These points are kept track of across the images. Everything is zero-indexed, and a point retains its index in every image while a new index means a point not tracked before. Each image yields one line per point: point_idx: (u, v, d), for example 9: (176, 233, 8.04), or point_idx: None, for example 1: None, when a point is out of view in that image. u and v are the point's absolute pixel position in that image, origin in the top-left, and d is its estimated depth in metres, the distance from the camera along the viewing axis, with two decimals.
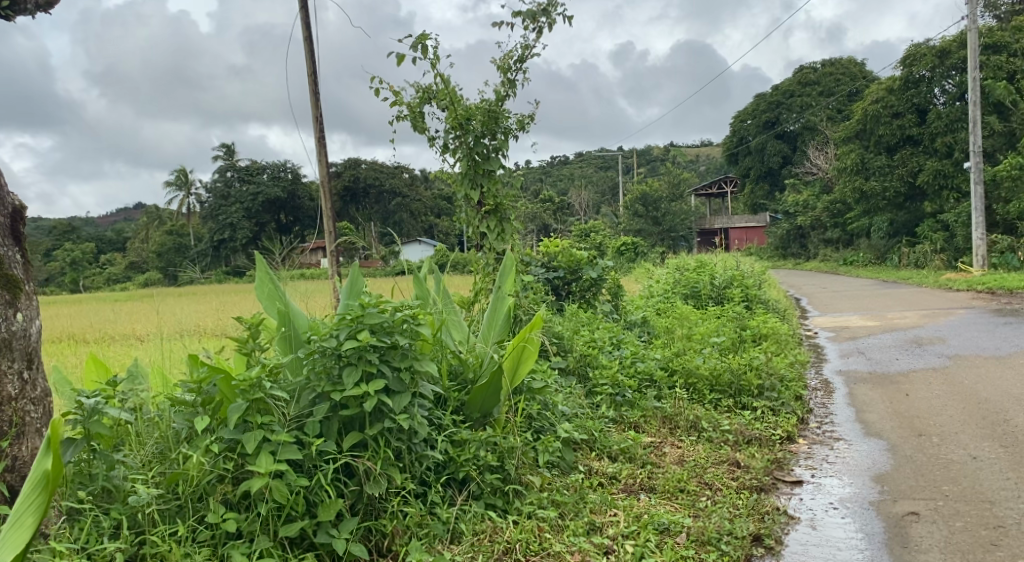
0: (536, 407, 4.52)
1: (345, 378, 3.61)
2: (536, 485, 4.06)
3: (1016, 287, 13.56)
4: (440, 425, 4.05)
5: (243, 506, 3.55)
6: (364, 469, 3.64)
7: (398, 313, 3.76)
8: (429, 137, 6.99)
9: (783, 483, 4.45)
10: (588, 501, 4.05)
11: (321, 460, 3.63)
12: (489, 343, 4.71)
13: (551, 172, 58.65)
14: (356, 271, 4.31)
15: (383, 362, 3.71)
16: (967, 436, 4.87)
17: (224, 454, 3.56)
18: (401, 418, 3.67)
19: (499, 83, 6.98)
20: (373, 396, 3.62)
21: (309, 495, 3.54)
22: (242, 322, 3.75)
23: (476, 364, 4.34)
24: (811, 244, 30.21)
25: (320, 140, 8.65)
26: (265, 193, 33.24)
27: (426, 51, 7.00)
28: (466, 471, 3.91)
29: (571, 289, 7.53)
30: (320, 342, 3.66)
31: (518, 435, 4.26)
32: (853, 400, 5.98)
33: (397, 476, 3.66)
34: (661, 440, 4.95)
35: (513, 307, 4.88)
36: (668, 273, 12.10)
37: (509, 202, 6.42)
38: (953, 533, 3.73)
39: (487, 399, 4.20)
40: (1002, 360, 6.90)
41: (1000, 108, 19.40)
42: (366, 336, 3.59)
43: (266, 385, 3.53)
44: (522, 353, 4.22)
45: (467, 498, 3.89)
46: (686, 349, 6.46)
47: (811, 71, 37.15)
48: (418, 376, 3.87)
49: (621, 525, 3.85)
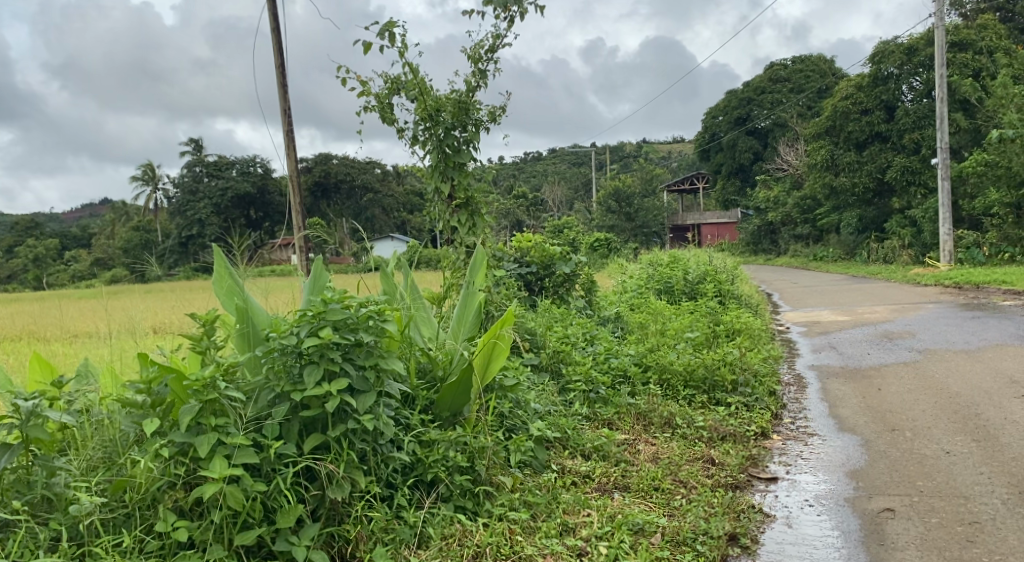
0: (508, 405, 4.43)
1: (306, 378, 3.50)
2: (507, 486, 3.99)
3: (982, 282, 13.75)
4: (407, 425, 3.96)
5: (195, 514, 3.44)
6: (327, 472, 3.54)
7: (364, 308, 3.64)
8: (398, 129, 6.85)
9: (758, 480, 4.42)
10: (561, 502, 3.98)
11: (280, 463, 3.52)
12: (458, 340, 4.61)
13: (524, 168, 58.52)
14: (319, 266, 4.18)
15: (346, 361, 3.60)
16: (940, 431, 4.87)
17: (175, 459, 3.42)
18: (365, 418, 3.57)
19: (470, 73, 6.87)
20: (336, 397, 3.51)
21: (268, 501, 3.44)
22: (195, 319, 3.60)
23: (445, 361, 4.23)
24: (782, 239, 30.43)
25: (289, 134, 8.51)
26: (234, 188, 32.81)
27: (394, 40, 6.86)
28: (435, 472, 3.81)
29: (544, 284, 7.46)
30: (280, 340, 3.55)
31: (489, 434, 4.16)
32: (826, 395, 5.98)
33: (361, 479, 3.57)
34: (635, 437, 4.89)
35: (484, 303, 4.79)
36: (641, 268, 12.10)
37: (480, 196, 6.33)
38: (928, 529, 3.71)
39: (456, 399, 4.11)
40: (972, 354, 6.93)
41: (967, 105, 19.63)
42: (328, 333, 3.48)
43: (221, 386, 3.40)
44: (493, 350, 4.14)
45: (435, 501, 3.79)
46: (660, 344, 6.41)
47: (781, 68, 37.41)
48: (384, 374, 3.77)
49: (594, 526, 3.78)
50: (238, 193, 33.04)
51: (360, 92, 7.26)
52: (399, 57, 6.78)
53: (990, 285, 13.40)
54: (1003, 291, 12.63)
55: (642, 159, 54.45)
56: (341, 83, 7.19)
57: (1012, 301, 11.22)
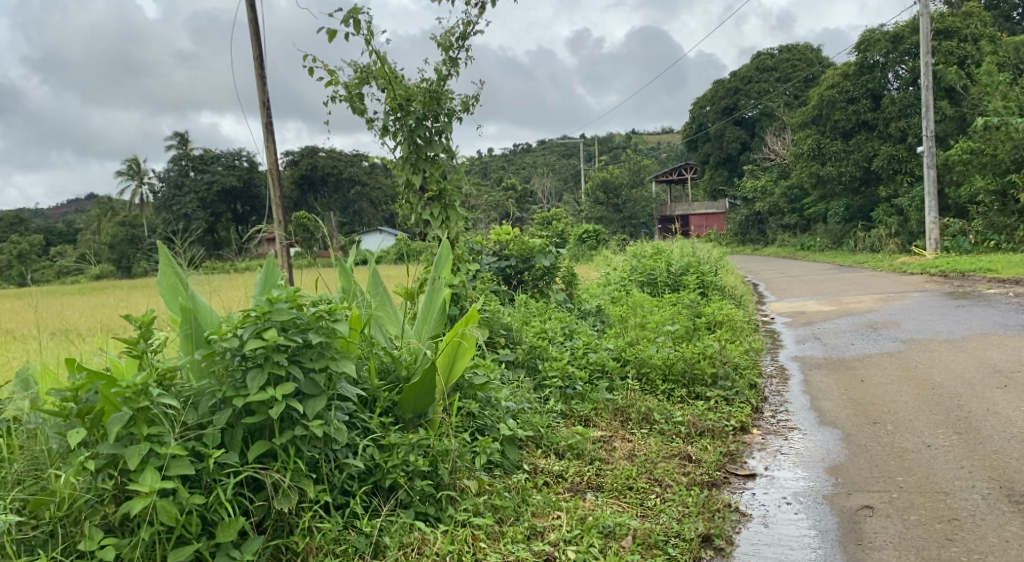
0: (477, 405, 4.35)
1: (250, 383, 3.39)
2: (472, 490, 3.89)
3: (968, 270, 13.73)
4: (366, 429, 3.86)
5: (125, 530, 3.33)
6: (272, 482, 3.45)
7: (314, 309, 3.57)
8: (369, 120, 6.73)
9: (735, 477, 4.35)
10: (530, 505, 3.91)
11: (222, 473, 3.43)
12: (423, 337, 4.51)
13: (512, 161, 58.30)
14: (271, 263, 4.08)
15: (294, 364, 3.51)
16: (921, 423, 4.81)
17: (103, 472, 3.30)
18: (314, 424, 3.48)
19: (441, 62, 6.76)
20: (281, 402, 3.41)
21: (207, 513, 3.35)
22: (131, 321, 3.47)
23: (409, 362, 4.12)
24: (769, 229, 30.42)
25: (268, 126, 8.23)
26: (220, 182, 32.52)
27: (361, 28, 6.72)
28: (393, 478, 3.70)
29: (523, 278, 7.36)
30: (222, 343, 3.44)
31: (454, 436, 4.06)
32: (808, 387, 5.91)
33: (309, 488, 3.47)
34: (612, 434, 4.82)
35: (450, 298, 4.70)
36: (626, 259, 12.02)
37: (453, 187, 6.23)
38: (907, 528, 3.64)
39: (420, 400, 4.02)
40: (956, 343, 6.88)
41: (952, 93, 19.61)
42: (273, 335, 3.38)
43: (154, 393, 3.29)
44: (458, 348, 4.07)
45: (394, 508, 3.69)
46: (639, 338, 6.33)
47: (768, 57, 36.99)
48: (336, 378, 3.68)
49: (563, 530, 3.70)
50: (224, 187, 32.75)
51: (329, 82, 7.14)
52: (367, 46, 6.65)
53: (975, 273, 13.39)
54: (987, 279, 12.62)
55: (629, 150, 54.29)
56: (310, 73, 7.05)
57: (996, 289, 11.22)
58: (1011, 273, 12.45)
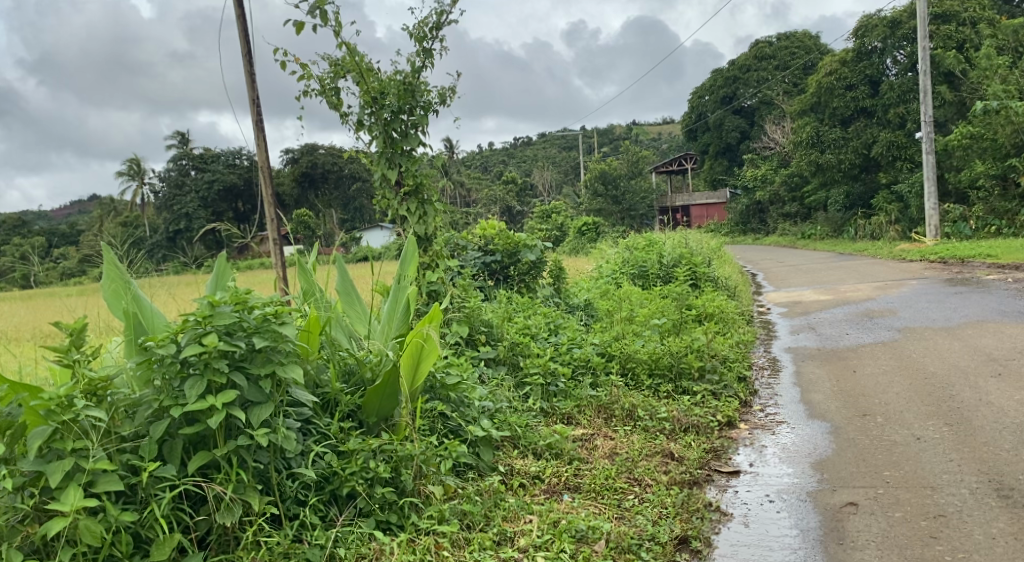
0: (448, 406, 4.31)
1: (188, 391, 3.32)
2: (438, 496, 3.81)
3: (968, 256, 13.62)
4: (324, 435, 3.81)
5: (47, 551, 3.23)
6: (215, 495, 3.38)
7: (259, 311, 3.51)
8: (343, 113, 6.66)
9: (719, 475, 4.28)
10: (503, 508, 3.86)
11: (158, 487, 3.35)
12: (388, 337, 4.45)
13: (512, 155, 58.07)
14: (222, 263, 4.10)
15: (237, 371, 3.45)
16: (912, 415, 4.72)
17: (25, 490, 3.23)
18: (259, 433, 3.42)
19: (414, 53, 6.69)
20: (222, 411, 3.34)
21: (141, 530, 3.29)
22: (61, 327, 3.42)
23: (374, 364, 4.07)
24: (770, 218, 30.24)
25: (259, 125, 7.96)
26: (220, 180, 32.37)
27: (330, 19, 6.63)
28: (352, 485, 3.63)
29: (508, 273, 7.29)
30: (157, 349, 3.37)
31: (421, 439, 3.99)
32: (800, 379, 5.82)
33: (254, 500, 3.40)
34: (594, 432, 4.76)
35: (416, 296, 4.63)
36: (619, 252, 11.94)
37: (430, 182, 6.16)
38: (891, 525, 3.56)
39: (383, 405, 3.98)
40: (951, 331, 6.78)
41: (951, 77, 19.43)
42: (212, 340, 3.31)
43: (79, 405, 3.24)
44: (421, 351, 3.97)
45: (352, 518, 3.62)
46: (625, 332, 6.26)
47: (767, 45, 36.60)
48: (286, 384, 3.62)
49: (534, 535, 3.63)
50: (225, 185, 32.61)
51: (302, 76, 7.06)
52: (337, 38, 6.57)
53: (975, 260, 13.24)
54: (986, 265, 12.49)
55: (629, 141, 54.03)
56: (283, 67, 6.99)
57: (995, 275, 11.10)
58: (1010, 259, 12.35)
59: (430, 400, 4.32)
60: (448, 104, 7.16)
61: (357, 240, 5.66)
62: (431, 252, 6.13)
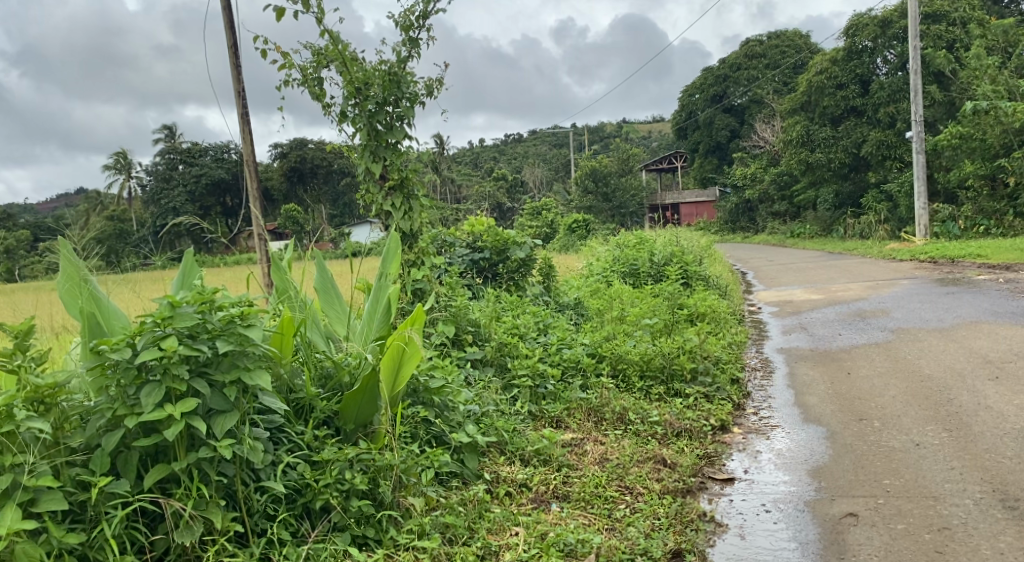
0: (431, 411, 4.17)
1: (144, 399, 3.18)
2: (418, 509, 3.67)
3: (957, 257, 13.54)
4: (297, 444, 3.67)
5: None
6: (172, 511, 3.23)
7: (224, 312, 3.37)
8: (325, 104, 6.51)
9: (713, 482, 4.16)
10: (487, 520, 3.74)
11: (109, 504, 3.22)
12: (368, 340, 4.29)
13: (503, 152, 57.88)
14: (187, 260, 3.95)
15: (199, 378, 3.30)
16: (909, 420, 4.61)
17: None
18: (221, 444, 3.27)
19: (399, 42, 6.53)
20: (180, 421, 3.19)
21: (88, 552, 3.14)
22: (5, 330, 3.26)
23: (352, 367, 3.94)
24: (760, 217, 30.19)
25: (244, 116, 8.32)
26: (207, 175, 32.05)
27: (313, 7, 6.47)
28: (325, 498, 3.48)
29: (497, 270, 7.15)
30: (110, 354, 3.22)
31: (400, 448, 3.85)
32: (792, 381, 5.71)
33: (216, 517, 3.24)
34: (584, 436, 4.63)
35: (397, 294, 4.49)
36: (609, 249, 11.83)
37: (415, 177, 6.02)
38: (894, 539, 3.44)
39: (361, 410, 3.84)
40: (946, 333, 6.68)
41: (940, 78, 19.43)
42: (170, 345, 3.17)
43: (20, 416, 3.10)
44: (401, 355, 3.83)
45: (326, 532, 3.48)
46: (616, 332, 6.14)
47: (757, 43, 36.53)
48: (254, 390, 3.47)
49: (519, 549, 3.50)
50: (213, 180, 32.30)
51: (283, 65, 6.91)
52: (321, 27, 6.42)
53: (965, 260, 13.18)
54: (977, 265, 12.43)
55: (619, 139, 53.87)
56: (263, 56, 6.83)
57: (986, 275, 11.02)
58: (1000, 260, 12.27)
59: (413, 404, 4.19)
60: (435, 95, 7.01)
61: (345, 237, 5.50)
62: (416, 248, 5.99)
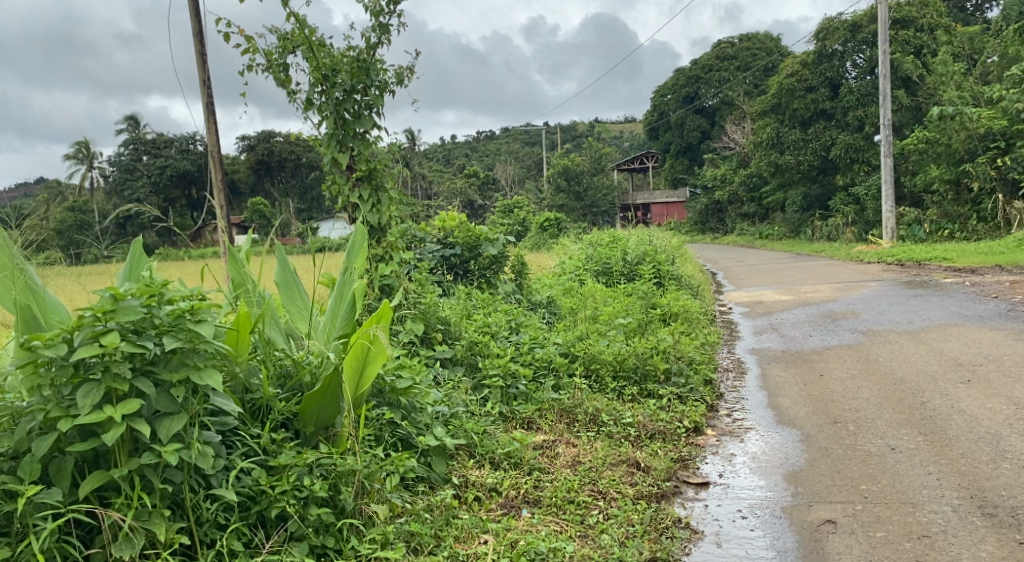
0: (398, 412, 4.03)
1: (81, 401, 3.02)
2: (381, 516, 3.55)
3: (925, 260, 13.68)
4: (251, 448, 3.51)
5: None
6: (110, 522, 3.08)
7: (172, 306, 3.21)
8: (291, 92, 6.35)
9: (687, 486, 4.08)
10: (455, 527, 3.63)
11: (39, 515, 3.05)
12: (331, 338, 4.14)
13: (474, 149, 57.66)
14: (135, 251, 3.79)
15: (144, 376, 3.15)
16: (884, 423, 4.57)
17: None
18: (166, 449, 3.11)
19: (368, 29, 6.38)
20: (120, 423, 3.03)
21: None
22: None
23: (313, 367, 3.80)
24: (729, 218, 30.35)
25: (210, 107, 8.14)
26: (173, 166, 31.34)
27: None
28: (281, 506, 3.33)
29: (468, 267, 7.03)
30: (44, 351, 3.05)
31: (363, 453, 3.72)
32: (765, 382, 5.66)
33: (159, 529, 3.09)
34: (556, 438, 4.53)
35: (362, 290, 4.34)
36: (581, 247, 11.74)
37: (384, 168, 5.88)
38: (874, 546, 3.38)
39: (323, 411, 3.69)
40: (915, 335, 6.69)
41: (908, 83, 19.63)
42: (111, 341, 3.01)
43: None
44: (366, 354, 3.71)
45: (282, 543, 3.33)
46: (589, 332, 6.06)
47: (729, 45, 36.70)
48: (204, 391, 3.31)
49: (489, 558, 3.40)
50: (178, 171, 31.63)
51: (248, 51, 6.73)
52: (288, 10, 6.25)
53: (931, 263, 13.32)
54: (943, 268, 12.57)
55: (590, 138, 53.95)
56: (227, 40, 6.65)
57: (953, 278, 11.12)
58: (966, 263, 12.41)
59: (378, 405, 4.06)
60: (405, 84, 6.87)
61: (311, 230, 5.35)
62: (384, 243, 5.82)
